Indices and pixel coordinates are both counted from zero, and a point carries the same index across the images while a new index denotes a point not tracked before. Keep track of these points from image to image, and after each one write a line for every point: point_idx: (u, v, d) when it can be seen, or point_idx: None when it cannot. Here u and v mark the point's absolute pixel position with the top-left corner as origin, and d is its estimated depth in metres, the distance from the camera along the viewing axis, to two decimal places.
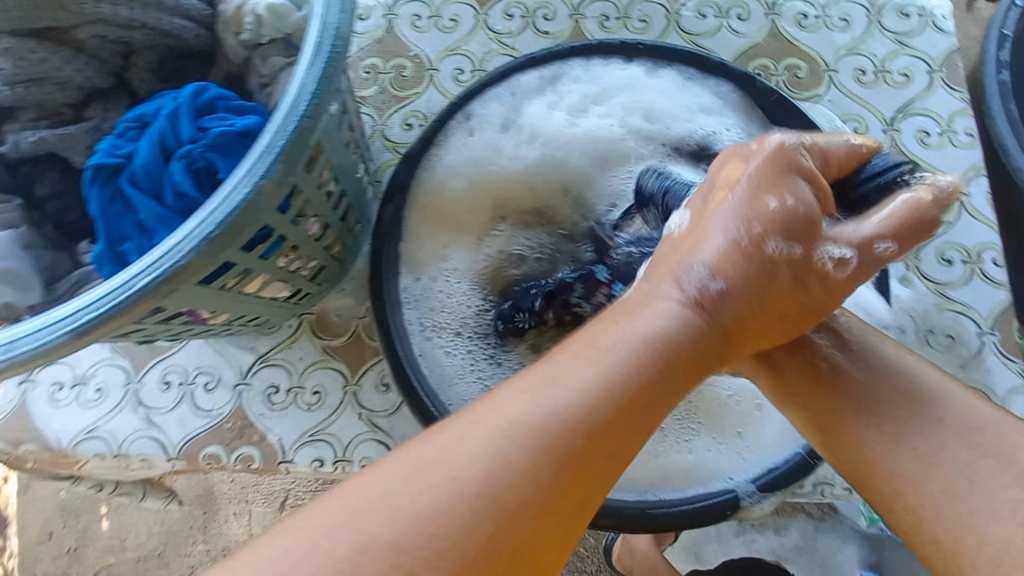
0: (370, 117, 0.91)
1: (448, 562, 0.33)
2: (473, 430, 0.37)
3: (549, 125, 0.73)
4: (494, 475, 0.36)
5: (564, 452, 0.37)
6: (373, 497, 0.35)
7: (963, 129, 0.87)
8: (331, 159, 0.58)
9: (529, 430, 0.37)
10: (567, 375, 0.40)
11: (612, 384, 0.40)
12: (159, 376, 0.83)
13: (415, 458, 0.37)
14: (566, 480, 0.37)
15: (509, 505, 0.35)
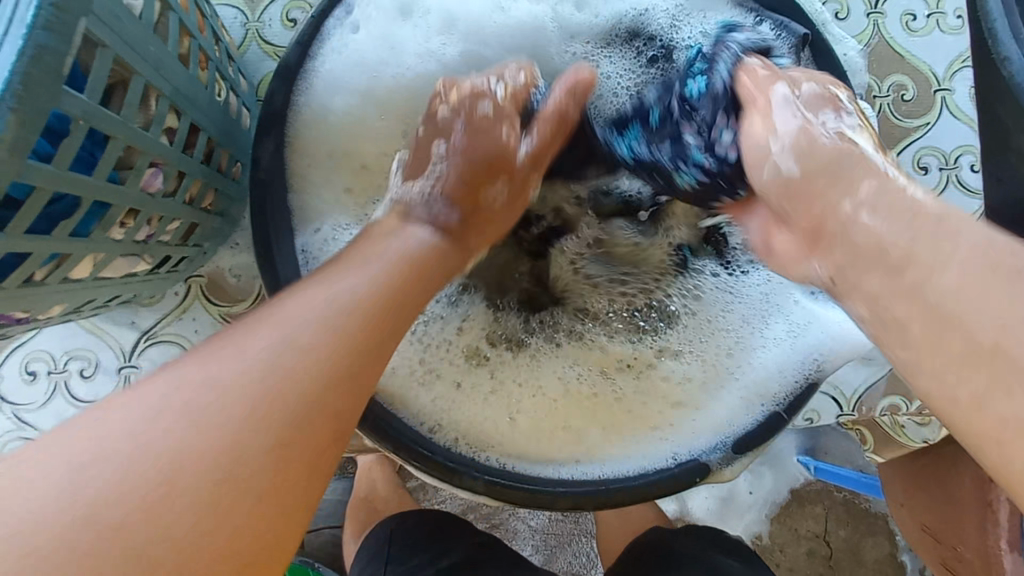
0: (238, 11, 0.69)
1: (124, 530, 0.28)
2: (240, 347, 0.34)
3: (460, 7, 0.58)
4: (226, 429, 0.31)
5: (313, 389, 0.34)
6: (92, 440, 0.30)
7: (953, 10, 0.75)
8: (157, 86, 0.42)
9: (272, 371, 0.34)
10: (313, 307, 0.37)
11: (349, 314, 0.37)
12: (20, 367, 0.68)
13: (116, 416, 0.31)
14: (339, 363, 0.35)
15: (231, 461, 0.31)
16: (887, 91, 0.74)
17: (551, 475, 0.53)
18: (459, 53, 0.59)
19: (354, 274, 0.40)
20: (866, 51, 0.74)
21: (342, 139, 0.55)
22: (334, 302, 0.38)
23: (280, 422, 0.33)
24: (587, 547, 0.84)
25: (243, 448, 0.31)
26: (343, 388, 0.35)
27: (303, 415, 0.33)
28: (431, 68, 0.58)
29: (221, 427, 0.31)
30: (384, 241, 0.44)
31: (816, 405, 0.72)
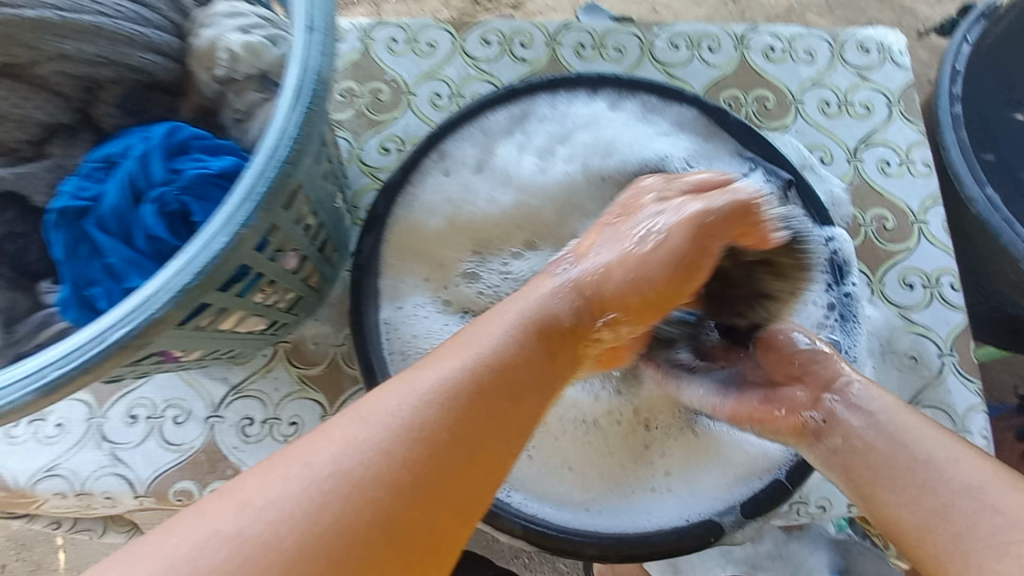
0: (346, 140, 0.90)
1: (317, 556, 0.37)
2: (351, 420, 0.42)
3: (519, 167, 0.73)
4: (369, 473, 0.39)
5: (431, 453, 0.41)
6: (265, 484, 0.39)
7: (921, 159, 0.92)
8: (309, 194, 0.57)
9: (397, 422, 0.42)
10: (415, 402, 0.43)
11: (463, 415, 0.43)
12: (124, 411, 0.79)
13: (281, 466, 0.40)
14: (426, 493, 0.40)
15: (377, 503, 0.39)
16: (870, 221, 0.89)
17: (576, 525, 0.61)
18: (514, 201, 0.73)
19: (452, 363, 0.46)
20: (849, 189, 0.90)
21: (434, 252, 0.71)
22: (427, 388, 0.44)
23: (378, 482, 0.39)
24: None
25: (352, 504, 0.38)
26: (438, 508, 0.41)
27: (399, 473, 0.40)
28: (494, 210, 0.73)
29: (340, 475, 0.39)
30: (485, 338, 0.48)
31: (828, 493, 0.79)
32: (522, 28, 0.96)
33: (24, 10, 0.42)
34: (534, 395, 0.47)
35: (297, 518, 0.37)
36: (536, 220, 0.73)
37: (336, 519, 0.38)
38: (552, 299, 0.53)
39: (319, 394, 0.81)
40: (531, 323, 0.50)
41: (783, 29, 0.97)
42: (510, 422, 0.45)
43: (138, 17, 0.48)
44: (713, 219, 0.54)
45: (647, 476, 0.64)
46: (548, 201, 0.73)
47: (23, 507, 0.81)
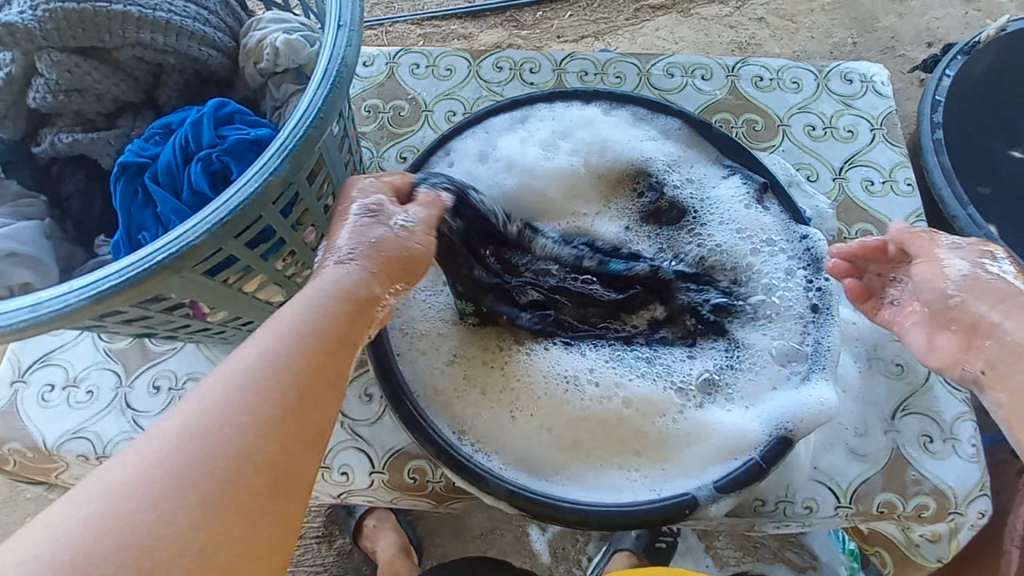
0: (368, 150, 1.00)
1: (186, 532, 0.37)
2: (166, 425, 0.41)
3: (519, 156, 0.80)
4: (230, 443, 0.41)
5: (269, 414, 0.43)
6: (135, 465, 0.39)
7: (903, 179, 0.97)
8: (331, 175, 0.65)
9: (244, 392, 0.43)
10: (256, 368, 0.44)
11: (293, 381, 0.45)
12: (149, 381, 0.86)
13: (147, 446, 0.40)
14: (288, 436, 0.44)
15: (240, 464, 0.41)
16: (855, 234, 0.93)
17: (556, 491, 0.64)
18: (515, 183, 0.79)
19: (265, 334, 0.47)
20: (835, 205, 0.95)
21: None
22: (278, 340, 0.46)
23: (217, 455, 0.40)
24: None
25: (215, 474, 0.40)
26: (292, 438, 0.44)
27: (249, 438, 0.42)
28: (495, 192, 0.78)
29: (179, 463, 0.39)
30: (330, 277, 0.52)
31: (814, 493, 0.78)
32: (531, 56, 1.06)
33: (112, 6, 0.52)
34: (344, 352, 0.49)
35: (157, 496, 0.38)
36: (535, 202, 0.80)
37: (203, 485, 0.39)
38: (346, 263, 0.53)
39: None
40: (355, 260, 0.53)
41: (771, 61, 1.06)
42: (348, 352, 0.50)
43: (200, 18, 0.58)
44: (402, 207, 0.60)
45: (623, 454, 0.67)
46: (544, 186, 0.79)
47: (47, 472, 0.87)
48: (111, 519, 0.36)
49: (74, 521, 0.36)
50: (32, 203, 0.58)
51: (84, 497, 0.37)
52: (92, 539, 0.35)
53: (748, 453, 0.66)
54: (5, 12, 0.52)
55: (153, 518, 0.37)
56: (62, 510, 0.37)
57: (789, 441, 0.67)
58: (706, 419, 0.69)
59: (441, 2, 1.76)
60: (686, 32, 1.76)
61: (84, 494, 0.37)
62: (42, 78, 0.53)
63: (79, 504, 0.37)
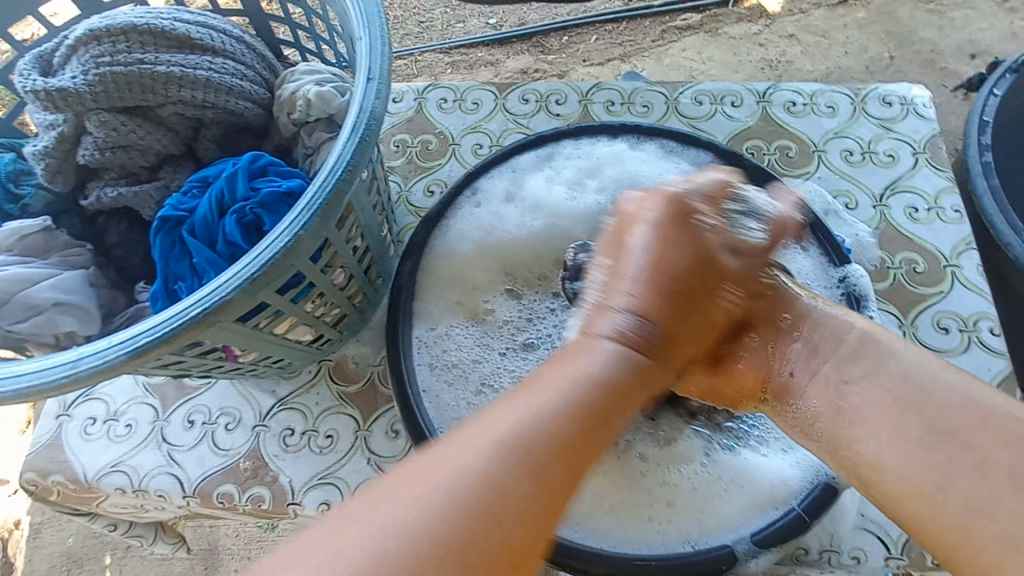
0: (397, 184, 1.01)
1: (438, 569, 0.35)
2: (430, 476, 0.39)
3: (546, 197, 0.81)
4: (484, 497, 0.38)
5: (572, 442, 0.43)
6: (361, 523, 0.36)
7: (950, 206, 0.92)
8: (359, 218, 0.66)
9: (498, 445, 0.40)
10: (554, 402, 0.44)
11: (560, 439, 0.42)
12: (184, 416, 0.88)
13: (379, 510, 0.37)
14: (581, 448, 0.43)
15: (483, 514, 0.38)
16: (900, 264, 0.89)
17: (584, 542, 0.62)
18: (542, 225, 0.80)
19: (562, 380, 0.46)
20: (876, 233, 0.91)
21: (462, 276, 0.78)
22: (564, 388, 0.45)
23: (481, 484, 0.38)
24: None
25: (452, 521, 0.37)
26: (554, 466, 0.41)
27: (505, 465, 0.40)
28: (522, 233, 0.80)
29: (416, 526, 0.36)
30: (586, 354, 0.50)
31: (863, 544, 0.74)
32: (557, 88, 1.07)
33: (156, 67, 0.56)
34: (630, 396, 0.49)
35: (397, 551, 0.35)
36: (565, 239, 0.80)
37: (440, 548, 0.36)
38: (622, 333, 0.53)
39: (355, 411, 0.87)
40: (640, 337, 0.53)
41: (804, 86, 1.03)
42: (630, 399, 0.49)
43: (239, 73, 0.61)
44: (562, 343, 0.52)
45: (651, 502, 0.64)
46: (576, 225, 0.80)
47: (88, 503, 0.89)
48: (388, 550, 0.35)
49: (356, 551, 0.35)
50: (79, 251, 0.61)
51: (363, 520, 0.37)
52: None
53: (788, 506, 0.63)
54: (57, 77, 0.56)
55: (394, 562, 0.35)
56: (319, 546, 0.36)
57: (834, 493, 0.63)
58: (738, 468, 0.66)
59: (469, 30, 1.80)
60: (714, 52, 1.75)
61: (354, 528, 0.36)
62: (91, 137, 0.57)
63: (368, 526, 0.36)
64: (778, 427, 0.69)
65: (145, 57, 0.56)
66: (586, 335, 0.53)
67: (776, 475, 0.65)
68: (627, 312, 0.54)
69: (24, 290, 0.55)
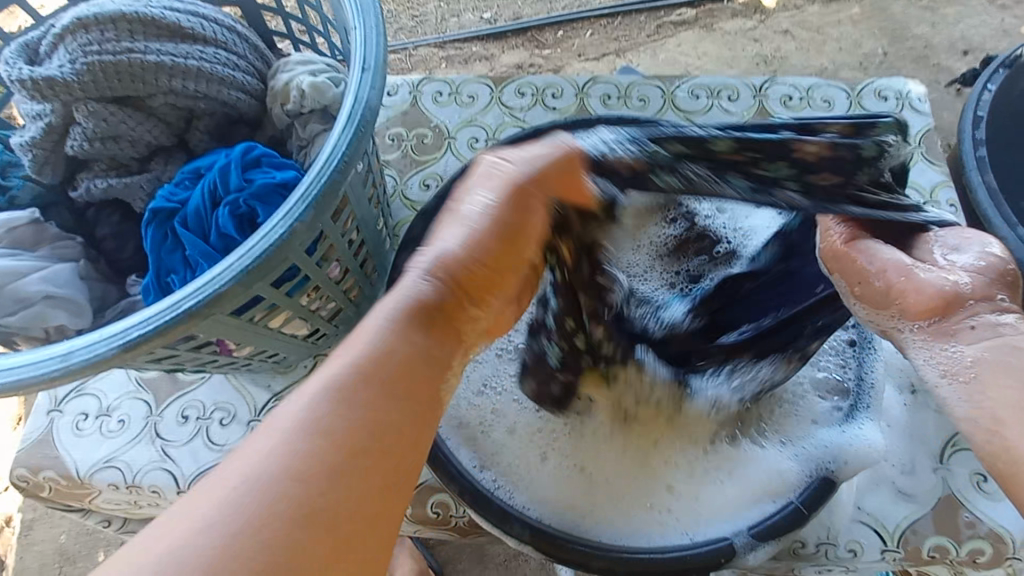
0: (392, 178, 1.00)
1: (270, 555, 0.35)
2: (281, 421, 0.40)
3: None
4: (303, 475, 0.38)
5: (355, 422, 0.41)
6: (201, 513, 0.36)
7: (945, 200, 0.93)
8: (354, 211, 0.66)
9: (314, 419, 0.40)
10: (344, 368, 0.43)
11: (373, 376, 0.43)
12: (178, 411, 0.87)
13: (214, 487, 0.38)
14: (404, 397, 0.43)
15: (315, 495, 0.38)
16: None
17: (584, 535, 0.62)
18: None
19: (368, 336, 0.45)
20: None
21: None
22: (357, 343, 0.45)
23: (319, 457, 0.39)
24: None
25: (287, 501, 0.37)
26: (368, 431, 0.41)
27: (322, 438, 0.40)
28: None
29: (269, 470, 0.38)
30: (402, 287, 0.49)
31: (858, 536, 0.74)
32: (553, 81, 1.06)
33: (147, 57, 0.55)
34: (442, 371, 0.47)
35: (222, 552, 0.35)
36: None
37: (299, 499, 0.37)
38: (436, 268, 0.50)
39: None
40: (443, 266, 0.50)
41: (800, 80, 1.03)
42: (463, 321, 0.50)
43: (230, 62, 0.60)
44: (424, 299, 0.48)
45: (654, 489, 0.66)
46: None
47: (80, 499, 0.88)
48: (203, 552, 0.35)
49: (166, 552, 0.35)
50: (69, 244, 0.60)
51: (188, 517, 0.36)
52: None
53: (789, 498, 0.63)
54: (46, 66, 0.55)
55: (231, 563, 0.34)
56: (137, 546, 0.36)
57: (834, 484, 0.63)
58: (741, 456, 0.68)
59: (464, 24, 1.78)
60: (709, 47, 1.74)
61: (190, 514, 0.36)
62: (79, 127, 0.57)
63: (192, 520, 0.36)
64: (789, 416, 0.70)
65: (134, 46, 0.55)
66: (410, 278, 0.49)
67: (783, 464, 0.66)
68: (450, 238, 0.51)
69: (14, 282, 0.54)
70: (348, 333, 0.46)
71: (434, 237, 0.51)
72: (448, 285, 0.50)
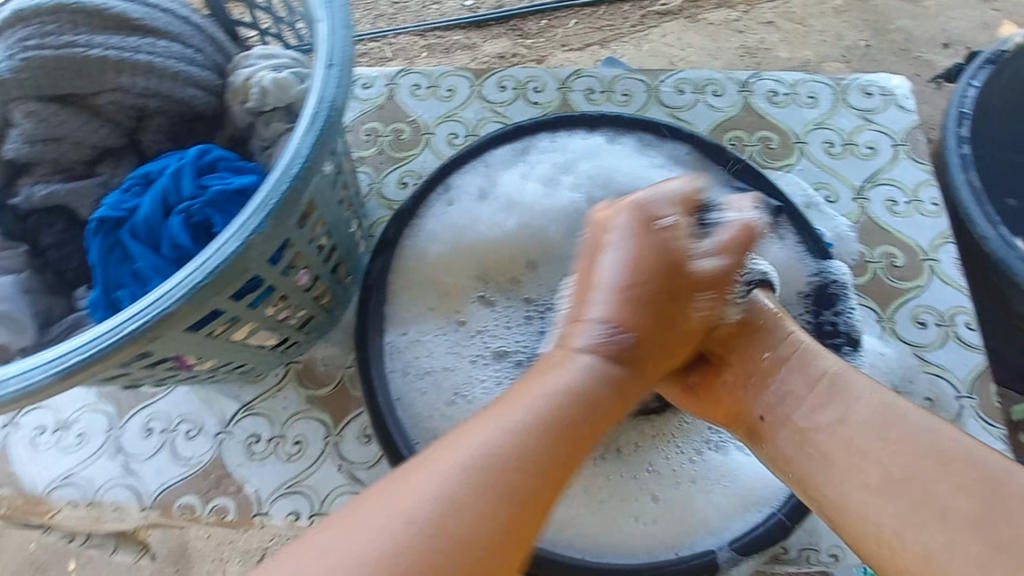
0: (368, 175, 0.96)
1: (514, 528, 0.39)
2: (445, 452, 0.41)
3: (521, 195, 0.77)
4: (434, 515, 0.38)
5: (547, 459, 0.42)
6: (418, 487, 0.39)
7: (929, 199, 0.92)
8: (323, 216, 0.62)
9: (506, 436, 0.42)
10: (527, 410, 0.44)
11: (557, 434, 0.44)
12: (141, 423, 0.83)
13: (417, 483, 0.39)
14: (549, 471, 0.42)
15: (513, 509, 0.40)
16: (879, 258, 0.88)
17: (562, 549, 0.61)
18: (517, 219, 0.77)
19: (540, 390, 0.46)
20: (856, 227, 0.90)
21: (434, 276, 0.74)
22: (537, 400, 0.45)
23: (481, 478, 0.40)
24: None
25: (467, 510, 0.38)
26: (537, 478, 0.41)
27: (542, 450, 0.42)
28: (496, 230, 0.77)
29: (425, 508, 0.38)
30: (566, 366, 0.49)
31: (840, 541, 0.74)
32: (535, 74, 1.02)
33: (90, 52, 0.52)
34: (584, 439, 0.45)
35: (433, 524, 0.37)
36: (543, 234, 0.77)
37: (489, 512, 0.39)
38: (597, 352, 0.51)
39: (325, 415, 0.84)
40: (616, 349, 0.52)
41: (786, 75, 1.01)
42: (610, 412, 0.49)
43: (184, 56, 0.57)
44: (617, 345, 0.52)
45: (637, 500, 0.64)
46: (551, 220, 0.77)
47: (39, 517, 0.84)
48: (402, 530, 0.37)
49: (371, 534, 0.37)
50: (10, 255, 0.56)
51: (414, 488, 0.39)
52: (402, 557, 0.36)
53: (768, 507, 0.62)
54: None
55: (457, 523, 0.38)
56: (385, 501, 0.39)
57: None
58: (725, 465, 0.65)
59: (443, 12, 1.73)
60: (694, 38, 1.72)
61: (403, 495, 0.39)
62: (19, 129, 0.53)
63: (401, 502, 0.38)
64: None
65: (77, 40, 0.52)
66: (563, 348, 0.52)
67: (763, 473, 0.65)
68: (604, 310, 0.53)
69: None
70: (520, 390, 0.46)
71: (587, 319, 0.53)
72: (616, 385, 0.50)
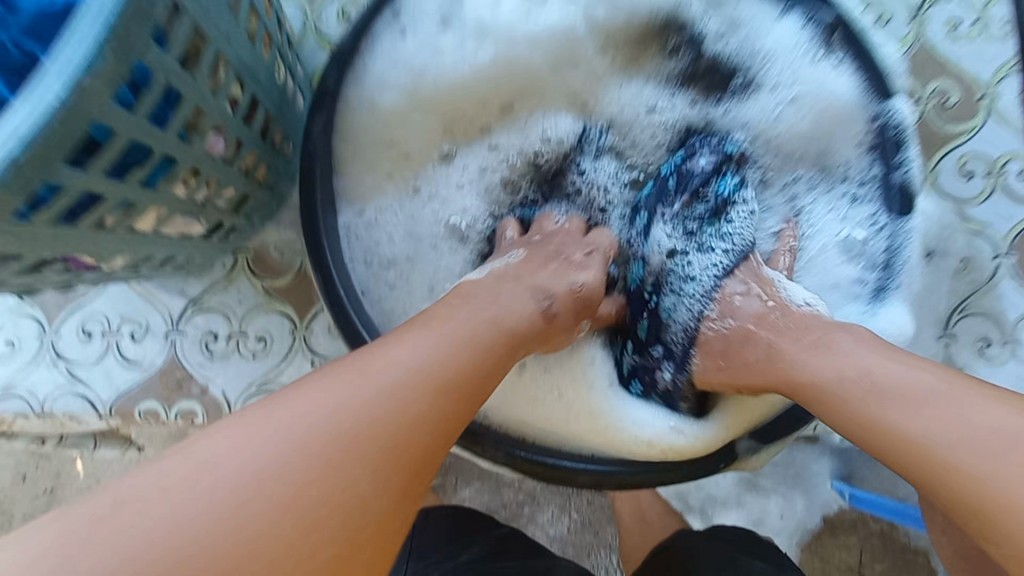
0: (298, 6, 0.74)
1: (294, 536, 0.30)
2: (238, 450, 0.31)
3: (495, 26, 0.60)
4: (278, 494, 0.30)
5: (389, 450, 0.34)
6: (224, 478, 0.30)
7: (1000, 17, 0.75)
8: (226, 57, 0.45)
9: (354, 415, 0.34)
10: (391, 374, 0.36)
11: (434, 409, 0.37)
12: (76, 327, 0.73)
13: (231, 443, 0.31)
14: (408, 464, 0.34)
15: (328, 508, 0.31)
16: (929, 96, 0.74)
17: (573, 454, 0.55)
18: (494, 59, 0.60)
19: (424, 346, 0.39)
20: (908, 57, 0.74)
21: (389, 136, 0.60)
22: (412, 359, 0.38)
23: (333, 459, 0.32)
24: (607, 557, 0.82)
25: (281, 505, 0.30)
26: (378, 470, 0.33)
27: (368, 439, 0.33)
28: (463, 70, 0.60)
29: (251, 479, 0.30)
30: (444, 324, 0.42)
31: None
32: None
33: None
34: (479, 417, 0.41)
35: (232, 525, 0.29)
36: (529, 68, 0.61)
37: (325, 510, 0.31)
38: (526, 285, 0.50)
39: (287, 308, 0.73)
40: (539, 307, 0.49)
41: None
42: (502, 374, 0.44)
43: None
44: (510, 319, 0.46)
45: (650, 403, 0.57)
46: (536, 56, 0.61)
47: None
48: (212, 520, 0.29)
49: (170, 508, 0.28)
50: None
51: (224, 450, 0.31)
52: (175, 549, 0.28)
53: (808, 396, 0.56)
54: None
55: (255, 528, 0.29)
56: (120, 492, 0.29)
57: None
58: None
59: None
60: None
61: (208, 455, 0.31)
62: None
63: (210, 465, 0.30)
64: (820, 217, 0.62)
65: None
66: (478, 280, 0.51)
67: (841, 277, 0.60)
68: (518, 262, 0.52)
69: None
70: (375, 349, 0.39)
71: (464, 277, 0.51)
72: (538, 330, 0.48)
